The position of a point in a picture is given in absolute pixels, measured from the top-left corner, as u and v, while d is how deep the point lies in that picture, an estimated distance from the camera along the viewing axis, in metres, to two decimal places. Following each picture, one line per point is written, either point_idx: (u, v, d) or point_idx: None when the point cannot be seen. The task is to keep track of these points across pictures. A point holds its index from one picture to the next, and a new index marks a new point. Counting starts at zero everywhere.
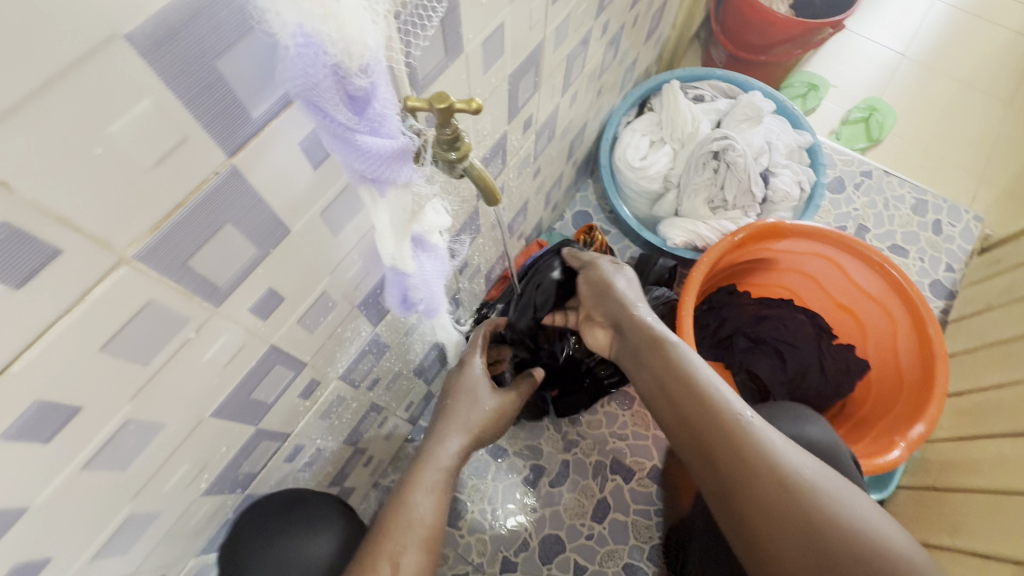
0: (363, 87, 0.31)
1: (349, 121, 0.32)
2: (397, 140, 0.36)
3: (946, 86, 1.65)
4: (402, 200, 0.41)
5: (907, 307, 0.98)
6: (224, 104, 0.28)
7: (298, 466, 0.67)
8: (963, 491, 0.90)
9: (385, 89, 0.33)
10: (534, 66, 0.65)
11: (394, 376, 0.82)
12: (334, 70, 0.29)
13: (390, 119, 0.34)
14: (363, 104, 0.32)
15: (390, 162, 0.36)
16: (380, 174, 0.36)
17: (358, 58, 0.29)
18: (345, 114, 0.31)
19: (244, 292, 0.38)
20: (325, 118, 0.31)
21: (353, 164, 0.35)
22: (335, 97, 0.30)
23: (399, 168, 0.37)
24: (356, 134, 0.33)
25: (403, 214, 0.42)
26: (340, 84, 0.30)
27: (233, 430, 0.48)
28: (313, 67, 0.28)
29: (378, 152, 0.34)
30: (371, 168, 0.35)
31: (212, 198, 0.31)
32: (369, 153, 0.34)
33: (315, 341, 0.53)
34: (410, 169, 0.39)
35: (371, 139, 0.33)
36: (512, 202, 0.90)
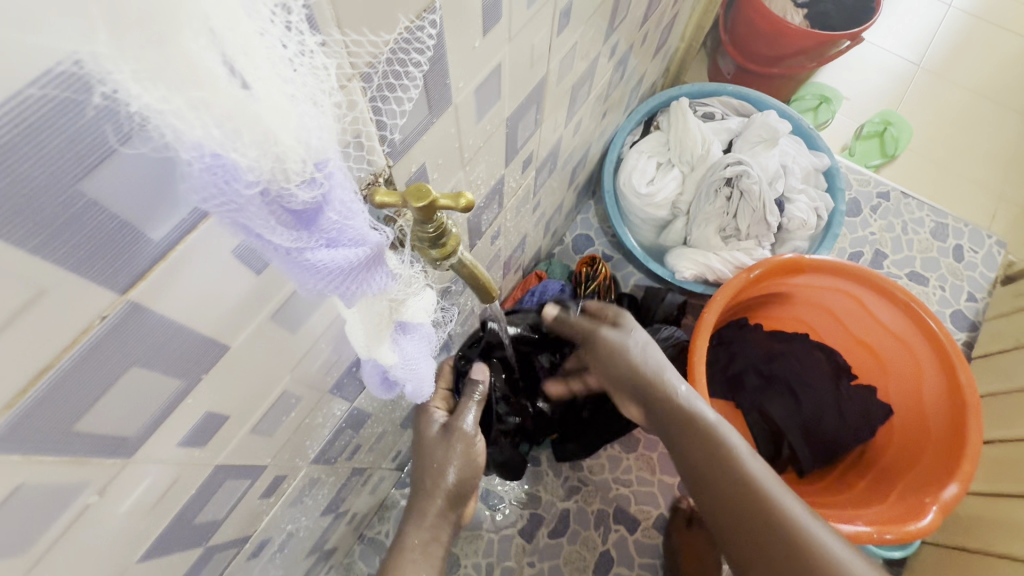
0: (309, 198, 0.23)
1: (293, 241, 0.24)
2: (368, 244, 0.28)
3: (962, 98, 1.57)
4: (376, 308, 0.35)
5: (935, 349, 0.91)
6: (106, 235, 0.20)
7: (265, 557, 0.59)
8: (995, 555, 0.83)
9: (342, 190, 0.25)
10: (536, 103, 0.56)
11: (378, 438, 0.74)
12: (263, 187, 0.21)
13: (354, 222, 0.26)
14: (312, 216, 0.24)
15: (358, 274, 0.28)
16: (348, 290, 0.28)
17: (297, 166, 0.21)
18: (286, 235, 0.23)
19: (169, 429, 0.30)
20: (261, 241, 0.23)
21: (310, 287, 0.26)
22: (270, 219, 0.22)
23: (372, 275, 0.29)
24: (309, 253, 0.25)
25: (377, 316, 0.35)
26: (275, 202, 0.22)
27: (174, 561, 0.40)
28: (233, 191, 0.20)
29: (340, 268, 0.26)
30: (333, 287, 0.27)
31: (101, 345, 0.23)
32: (327, 271, 0.26)
33: (276, 442, 0.44)
34: (385, 273, 0.31)
35: (328, 254, 0.25)
36: (509, 240, 0.82)
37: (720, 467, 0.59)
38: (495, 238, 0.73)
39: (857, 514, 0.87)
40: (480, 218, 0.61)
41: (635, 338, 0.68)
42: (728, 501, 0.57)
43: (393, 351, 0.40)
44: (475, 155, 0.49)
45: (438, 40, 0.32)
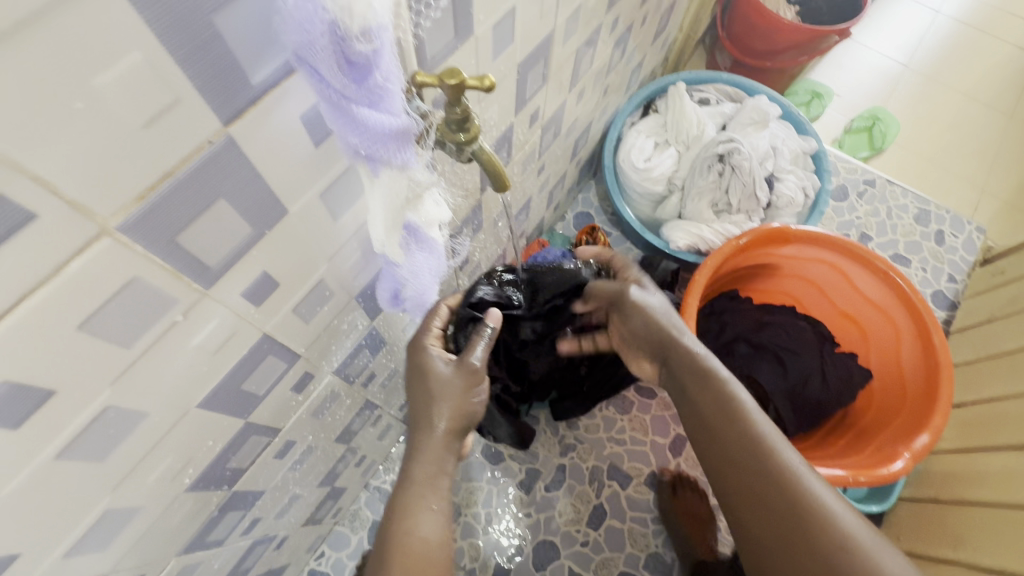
0: (364, 55, 0.29)
1: (345, 89, 0.30)
2: (398, 117, 0.34)
3: (948, 98, 1.65)
4: (398, 185, 0.38)
5: (912, 315, 0.97)
6: (221, 68, 0.26)
7: (288, 463, 0.65)
8: (966, 504, 0.88)
9: (389, 60, 0.31)
10: (544, 57, 0.63)
11: (390, 374, 0.80)
12: (333, 29, 0.27)
13: (392, 93, 0.32)
14: (363, 75, 0.30)
15: (387, 139, 0.34)
16: (375, 150, 0.34)
17: (361, 22, 0.27)
18: (341, 81, 0.29)
19: (236, 275, 0.36)
20: (320, 82, 0.29)
21: (347, 136, 0.33)
22: (331, 60, 0.28)
23: (399, 147, 0.35)
24: (353, 104, 0.31)
25: (397, 202, 0.40)
26: (338, 46, 0.28)
27: (221, 422, 0.46)
28: (310, 24, 0.26)
29: (373, 126, 0.32)
30: (364, 142, 0.33)
31: (204, 169, 0.29)
32: (364, 126, 0.32)
33: (309, 333, 0.50)
34: (410, 153, 0.37)
35: (366, 111, 0.32)
36: (515, 199, 0.88)
37: (722, 415, 0.61)
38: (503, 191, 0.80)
39: (836, 466, 0.93)
40: None
41: (657, 299, 0.73)
42: (724, 444, 0.60)
43: (401, 253, 0.45)
44: (490, 94, 0.55)
45: None
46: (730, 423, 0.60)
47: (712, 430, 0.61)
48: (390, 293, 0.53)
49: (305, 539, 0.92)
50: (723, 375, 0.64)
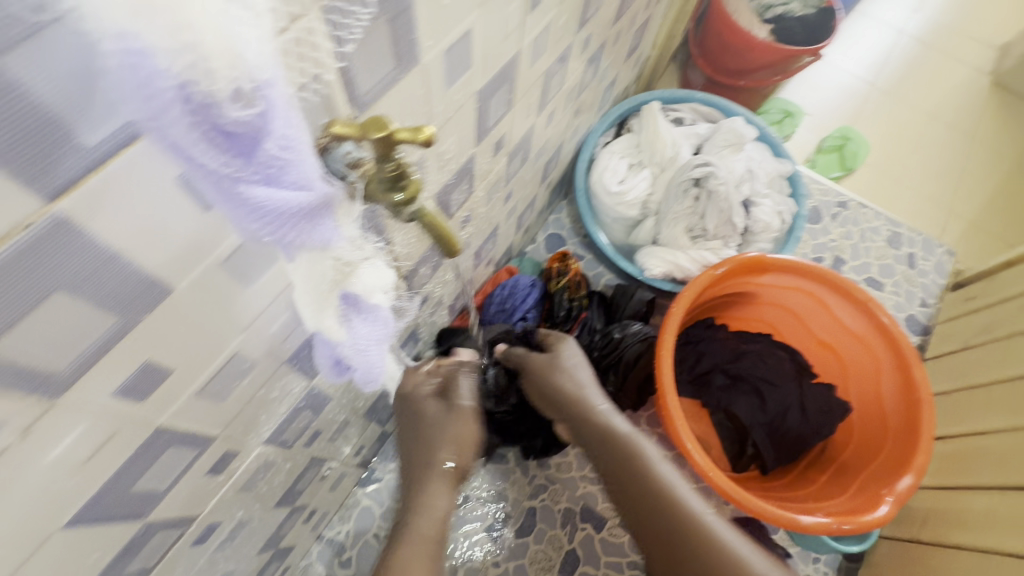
0: (242, 120, 0.22)
1: (226, 167, 0.23)
2: (309, 188, 0.27)
3: (915, 118, 1.66)
4: (319, 266, 0.33)
5: (892, 347, 0.94)
6: (32, 126, 0.19)
7: (212, 545, 0.56)
8: (949, 547, 0.85)
9: (284, 123, 0.24)
10: (507, 81, 0.56)
11: (340, 427, 0.71)
12: (187, 94, 0.20)
13: (296, 163, 0.26)
14: (249, 145, 0.23)
15: (294, 218, 0.27)
16: (282, 234, 0.28)
17: (225, 80, 0.20)
18: (217, 158, 0.22)
19: (102, 374, 0.28)
20: (188, 162, 0.22)
21: (242, 221, 0.26)
22: (195, 133, 0.21)
23: (311, 225, 0.29)
24: (241, 183, 0.24)
25: (321, 281, 0.34)
26: (202, 115, 0.20)
27: (107, 532, 0.37)
28: (153, 89, 0.19)
29: (274, 205, 0.26)
30: (267, 228, 0.27)
31: (18, 261, 0.21)
32: (261, 206, 0.25)
33: (226, 411, 0.42)
34: (328, 225, 0.31)
35: (261, 189, 0.25)
36: (480, 228, 0.81)
37: (638, 480, 0.60)
38: (466, 223, 0.73)
39: (818, 509, 0.89)
40: (449, 197, 0.60)
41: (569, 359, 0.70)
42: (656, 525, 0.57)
43: (342, 330, 0.39)
44: (445, 126, 0.48)
45: None
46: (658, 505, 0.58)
47: (652, 507, 0.58)
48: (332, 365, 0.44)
49: None
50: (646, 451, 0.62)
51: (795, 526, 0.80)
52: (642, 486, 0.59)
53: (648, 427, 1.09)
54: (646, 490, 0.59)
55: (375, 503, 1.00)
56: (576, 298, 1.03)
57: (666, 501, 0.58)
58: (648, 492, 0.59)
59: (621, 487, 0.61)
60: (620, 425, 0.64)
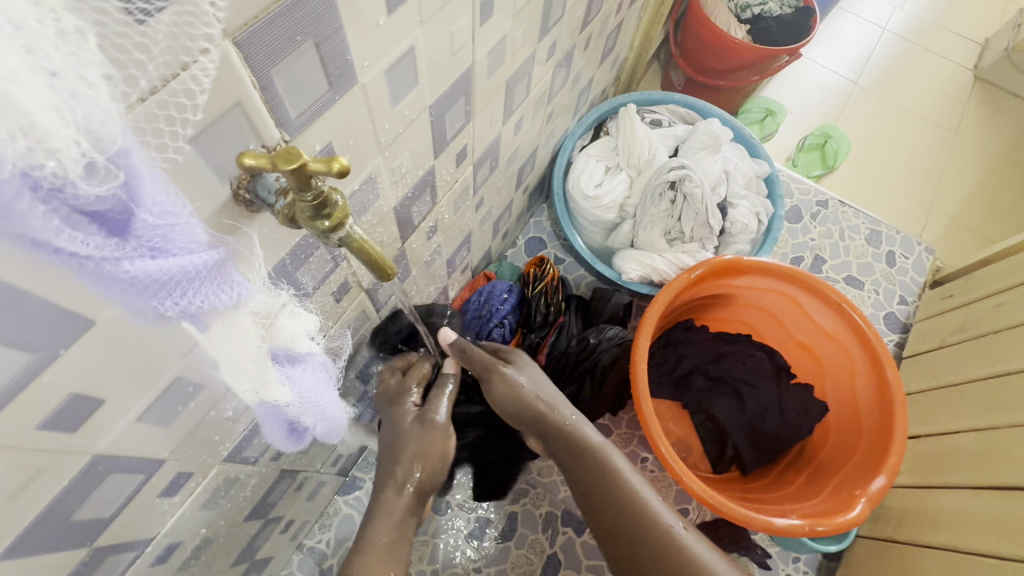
0: (102, 198, 0.24)
1: (103, 248, 0.25)
2: (196, 249, 0.30)
3: (896, 114, 1.66)
4: (240, 329, 0.37)
5: (866, 347, 0.95)
6: None
7: (176, 563, 0.56)
8: (923, 547, 0.86)
9: (150, 193, 0.27)
10: (463, 94, 0.56)
11: (310, 439, 0.71)
12: (35, 183, 0.21)
13: (176, 228, 0.28)
14: (120, 222, 0.26)
15: (187, 279, 0.30)
16: (181, 297, 0.30)
17: (73, 158, 0.22)
18: (91, 241, 0.25)
19: (21, 410, 0.28)
20: (61, 254, 0.24)
21: (137, 296, 0.28)
22: (62, 222, 0.23)
23: (209, 281, 0.32)
24: (125, 259, 0.26)
25: (253, 341, 0.38)
26: (58, 200, 0.23)
27: (49, 561, 0.37)
28: (0, 194, 0.21)
29: (163, 271, 0.28)
30: (162, 295, 0.29)
31: None
32: (152, 277, 0.28)
33: (173, 434, 0.42)
34: (224, 278, 0.33)
35: (146, 264, 0.27)
36: (451, 237, 0.81)
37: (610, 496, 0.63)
38: (433, 233, 0.72)
39: (794, 511, 0.89)
40: (409, 209, 0.60)
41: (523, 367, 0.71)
42: (620, 533, 0.61)
43: (284, 386, 0.45)
44: (394, 142, 0.48)
45: (328, 13, 0.32)
46: (617, 506, 0.62)
47: (626, 534, 0.61)
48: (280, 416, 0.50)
49: None
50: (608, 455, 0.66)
51: (770, 528, 0.81)
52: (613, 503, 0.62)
53: (628, 430, 1.10)
54: (620, 510, 0.62)
55: (356, 511, 1.00)
56: (553, 303, 1.04)
57: (641, 517, 0.61)
58: (621, 511, 0.62)
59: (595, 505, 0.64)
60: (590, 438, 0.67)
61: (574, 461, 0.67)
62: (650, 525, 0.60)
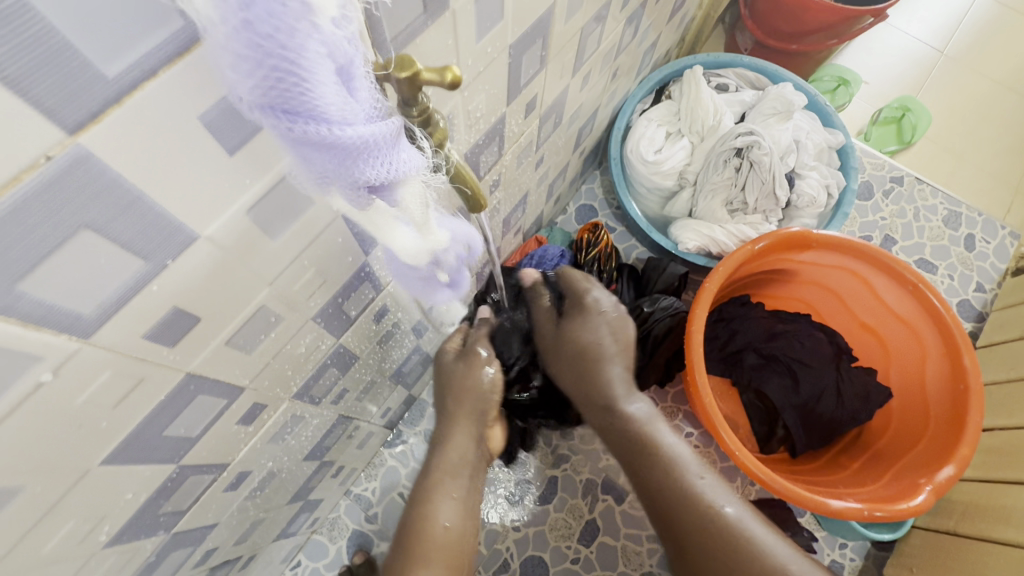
0: (312, 46, 0.22)
1: (318, 109, 0.23)
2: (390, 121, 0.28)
3: (986, 87, 1.52)
4: (417, 197, 0.34)
5: (941, 332, 0.89)
6: (48, 47, 0.18)
7: (244, 492, 0.58)
8: (987, 541, 0.82)
9: (341, 50, 0.24)
10: (541, 36, 0.54)
11: (366, 387, 0.72)
12: (251, 21, 0.20)
13: (372, 91, 0.27)
14: (326, 77, 0.23)
15: (384, 152, 0.27)
16: (385, 173, 0.28)
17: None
18: (308, 99, 0.22)
19: (130, 317, 0.29)
20: (301, 97, 0.23)
21: (351, 163, 0.26)
22: (279, 69, 0.21)
23: (403, 162, 0.29)
24: (337, 126, 0.24)
25: (394, 208, 0.35)
26: (310, 30, 0.21)
27: (140, 473, 0.39)
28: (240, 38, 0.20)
29: (367, 140, 0.26)
30: (373, 166, 0.27)
31: (39, 194, 0.21)
32: (367, 141, 0.26)
33: (254, 363, 0.43)
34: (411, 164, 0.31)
35: (355, 124, 0.25)
36: (510, 194, 0.80)
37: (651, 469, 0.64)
38: (494, 188, 0.71)
39: (849, 495, 0.86)
40: (478, 158, 0.59)
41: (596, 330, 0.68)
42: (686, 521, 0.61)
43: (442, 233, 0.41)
44: (474, 82, 0.46)
45: None
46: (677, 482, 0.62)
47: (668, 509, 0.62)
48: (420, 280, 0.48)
49: (276, 552, 0.87)
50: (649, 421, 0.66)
51: (824, 510, 0.78)
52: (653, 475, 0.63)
53: (674, 404, 1.08)
54: (677, 497, 0.61)
55: (400, 463, 1.03)
56: (606, 270, 1.02)
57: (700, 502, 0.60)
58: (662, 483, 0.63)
59: (639, 475, 0.65)
60: (636, 414, 0.67)
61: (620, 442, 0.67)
62: (692, 501, 0.61)
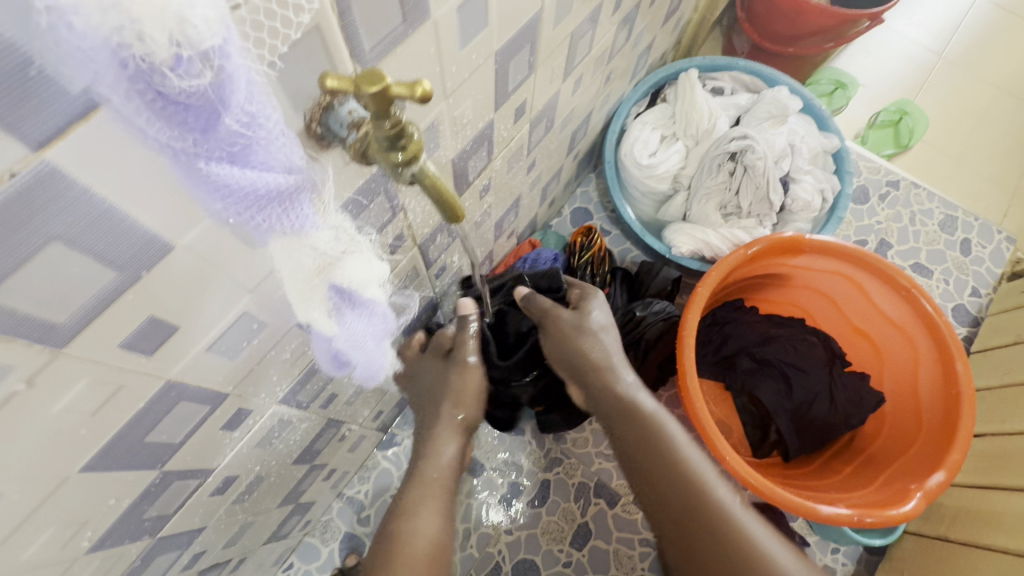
0: (192, 93, 0.22)
1: (185, 144, 0.24)
2: (277, 168, 0.28)
3: (983, 91, 1.52)
4: (298, 256, 0.35)
5: (934, 337, 0.89)
6: (13, 62, 0.18)
7: (231, 496, 0.59)
8: (977, 547, 0.82)
9: (248, 100, 0.24)
10: (528, 43, 0.54)
11: (356, 391, 0.73)
12: (127, 61, 0.20)
13: (262, 141, 0.26)
14: (210, 121, 0.23)
15: (264, 200, 0.28)
16: (250, 216, 0.29)
17: (170, 49, 0.20)
18: (172, 134, 0.23)
19: (107, 326, 0.29)
20: (147, 136, 0.23)
21: (207, 197, 0.27)
22: (143, 103, 0.22)
23: (278, 202, 0.29)
24: (203, 161, 0.25)
25: (301, 272, 0.36)
26: (150, 89, 0.21)
27: (121, 479, 0.39)
28: (92, 58, 0.20)
29: (241, 185, 0.27)
30: (230, 205, 0.28)
31: (7, 208, 0.21)
32: (223, 185, 0.26)
33: (238, 369, 0.43)
34: (297, 203, 0.31)
35: (229, 171, 0.26)
36: (501, 198, 0.80)
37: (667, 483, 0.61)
38: (485, 192, 0.71)
39: (841, 500, 0.86)
40: (466, 164, 0.59)
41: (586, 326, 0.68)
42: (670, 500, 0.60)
43: (334, 322, 0.43)
44: (458, 89, 0.46)
45: None
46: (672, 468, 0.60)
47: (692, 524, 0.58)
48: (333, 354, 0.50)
49: (268, 554, 0.87)
50: (650, 408, 0.64)
51: (815, 516, 0.78)
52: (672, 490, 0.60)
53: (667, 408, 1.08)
54: (675, 482, 0.60)
55: (393, 465, 1.03)
56: (598, 275, 1.03)
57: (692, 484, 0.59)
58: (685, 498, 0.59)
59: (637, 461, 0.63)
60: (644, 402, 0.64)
61: (623, 426, 0.65)
62: (716, 514, 0.57)
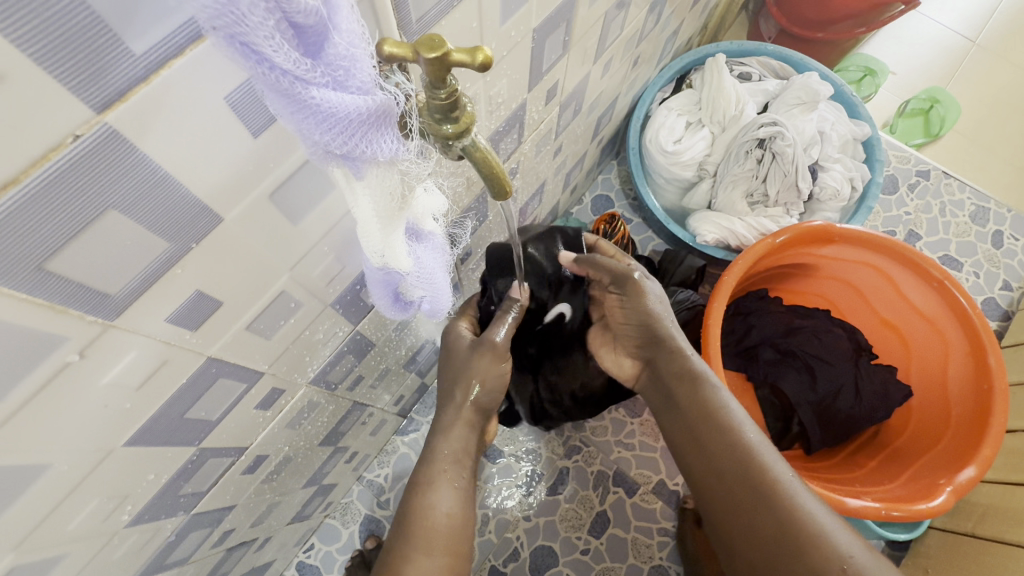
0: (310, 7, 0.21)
1: (297, 66, 0.22)
2: (375, 96, 0.26)
3: (1017, 78, 1.47)
4: (388, 181, 0.30)
5: (967, 330, 0.87)
6: (73, 21, 0.18)
7: (260, 475, 0.59)
8: (1003, 543, 0.81)
9: (348, 15, 0.23)
10: (565, 20, 0.52)
11: (381, 374, 0.72)
12: None
13: (362, 65, 0.24)
14: (318, 39, 0.22)
15: (365, 128, 0.26)
16: (353, 146, 0.26)
17: None
18: (290, 54, 0.21)
19: (157, 299, 0.29)
20: (259, 63, 0.21)
21: (312, 133, 0.24)
22: (268, 21, 0.20)
23: (379, 136, 0.27)
24: (311, 87, 0.23)
25: (389, 198, 0.32)
26: (273, 0, 0.20)
27: (162, 455, 0.40)
28: None
29: (346, 113, 0.24)
30: (338, 139, 0.25)
31: (69, 171, 0.21)
32: (331, 115, 0.24)
33: (274, 347, 0.43)
34: (394, 138, 0.28)
35: (335, 95, 0.24)
36: (526, 183, 0.78)
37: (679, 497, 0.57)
38: (512, 176, 0.70)
39: (867, 494, 0.85)
40: (498, 145, 0.58)
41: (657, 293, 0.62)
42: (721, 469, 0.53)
43: (410, 259, 0.37)
44: (497, 66, 0.46)
45: None
46: (718, 435, 0.54)
47: (734, 499, 0.52)
48: (391, 296, 0.42)
49: (290, 535, 0.88)
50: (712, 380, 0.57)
51: (840, 508, 0.77)
52: (717, 453, 0.53)
53: None
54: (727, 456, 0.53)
55: (412, 450, 1.03)
56: None
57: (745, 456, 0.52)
58: (730, 461, 0.53)
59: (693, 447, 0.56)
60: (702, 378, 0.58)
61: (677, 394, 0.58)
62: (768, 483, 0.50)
